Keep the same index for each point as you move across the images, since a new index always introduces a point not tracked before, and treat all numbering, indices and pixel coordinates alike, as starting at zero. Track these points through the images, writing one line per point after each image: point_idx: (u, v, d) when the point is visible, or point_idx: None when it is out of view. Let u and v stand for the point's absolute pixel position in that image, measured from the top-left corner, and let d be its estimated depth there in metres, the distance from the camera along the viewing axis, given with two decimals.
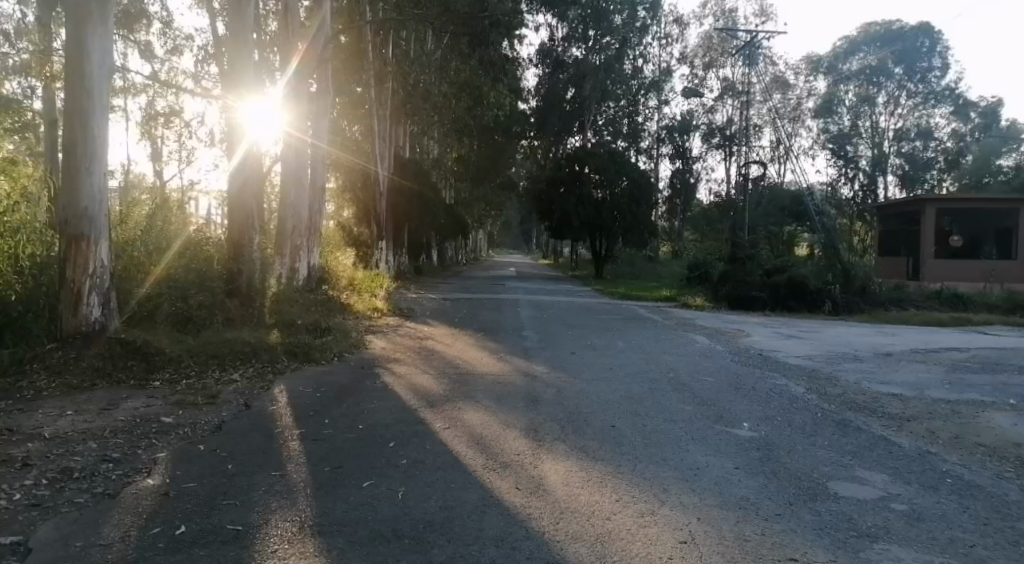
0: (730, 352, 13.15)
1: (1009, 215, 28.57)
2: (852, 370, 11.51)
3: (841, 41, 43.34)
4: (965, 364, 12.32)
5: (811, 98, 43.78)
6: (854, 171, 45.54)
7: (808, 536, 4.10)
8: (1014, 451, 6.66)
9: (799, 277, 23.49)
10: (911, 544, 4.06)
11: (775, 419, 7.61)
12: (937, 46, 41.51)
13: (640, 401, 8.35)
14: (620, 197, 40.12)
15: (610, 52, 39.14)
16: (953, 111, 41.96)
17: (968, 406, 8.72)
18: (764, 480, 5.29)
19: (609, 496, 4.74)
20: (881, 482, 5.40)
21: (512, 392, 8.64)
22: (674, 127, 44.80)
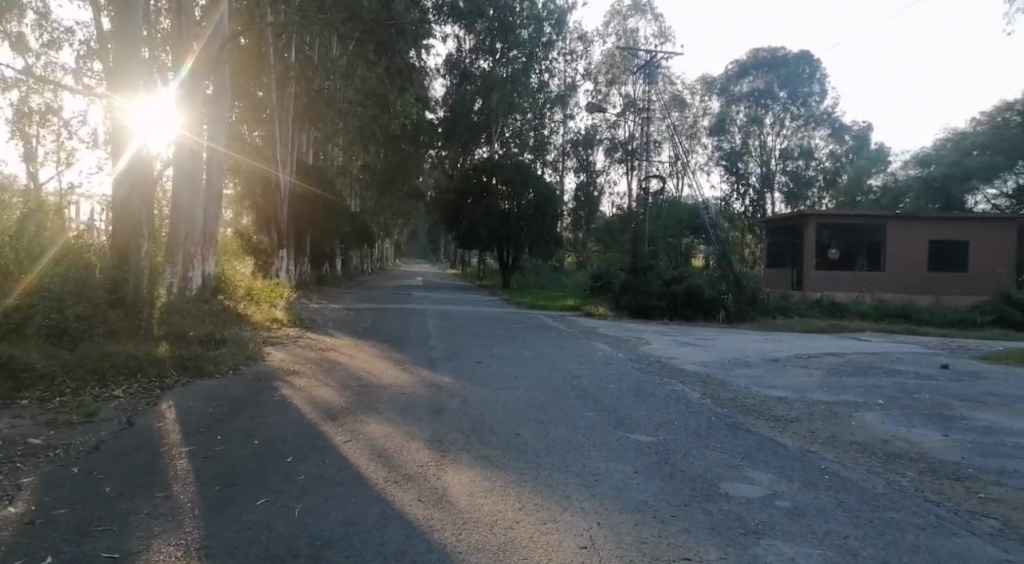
0: (629, 360, 13.58)
1: (880, 229, 30.81)
2: (742, 375, 12.14)
3: (733, 64, 45.69)
4: (842, 368, 13.26)
5: (706, 117, 45.99)
6: (744, 188, 47.63)
7: (700, 536, 4.27)
8: (882, 447, 7.21)
9: (695, 286, 24.59)
10: (794, 538, 4.30)
11: (672, 424, 7.88)
12: (817, 73, 44.85)
13: (544, 409, 8.44)
14: (527, 208, 40.69)
15: (516, 66, 39.35)
16: (831, 134, 45.54)
17: (844, 407, 9.38)
18: (660, 483, 5.47)
19: (512, 505, 4.76)
20: (766, 481, 5.70)
21: (416, 402, 8.56)
22: (578, 141, 46.01)
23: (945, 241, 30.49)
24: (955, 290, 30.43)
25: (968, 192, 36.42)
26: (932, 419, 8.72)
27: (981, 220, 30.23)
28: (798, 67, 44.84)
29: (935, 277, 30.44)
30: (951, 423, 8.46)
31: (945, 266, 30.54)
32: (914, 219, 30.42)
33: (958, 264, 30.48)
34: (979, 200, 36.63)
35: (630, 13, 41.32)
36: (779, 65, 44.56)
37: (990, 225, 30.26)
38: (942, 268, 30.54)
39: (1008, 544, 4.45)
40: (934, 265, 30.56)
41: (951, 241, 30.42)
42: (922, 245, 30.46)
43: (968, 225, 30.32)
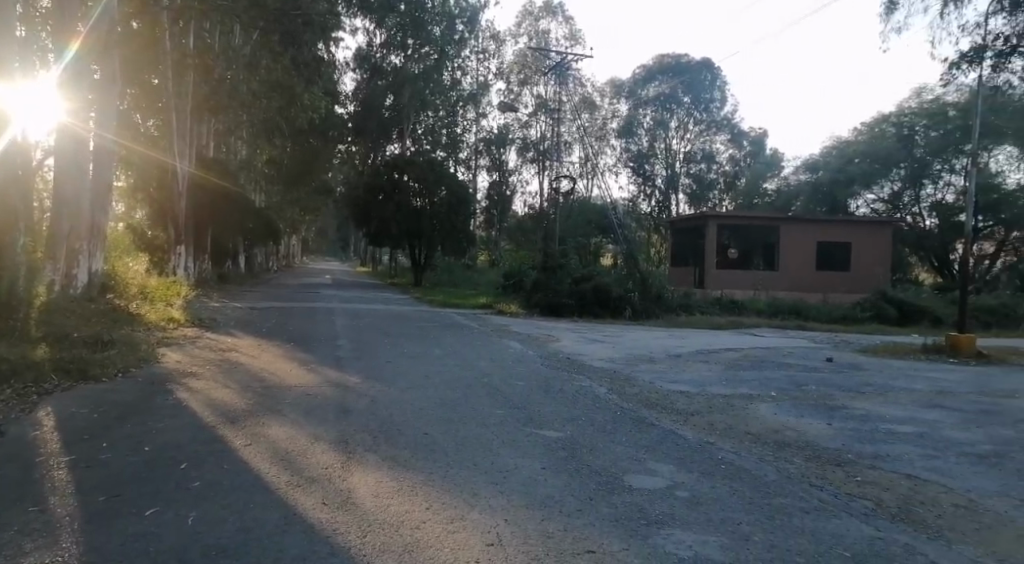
0: (539, 356, 13.73)
1: (774, 230, 32.55)
2: (646, 370, 12.51)
3: (640, 69, 47.11)
4: (739, 362, 13.92)
5: (615, 119, 47.09)
6: (651, 189, 48.94)
7: (604, 528, 4.36)
8: (774, 437, 7.62)
9: (603, 284, 25.26)
10: (692, 527, 4.46)
11: (579, 419, 8.04)
12: (718, 80, 46.96)
13: (454, 408, 8.41)
14: (439, 206, 40.53)
15: (428, 62, 39.15)
16: (731, 139, 47.77)
17: (740, 399, 9.86)
18: (569, 478, 5.55)
19: (419, 505, 4.71)
20: (668, 473, 5.90)
21: (322, 404, 8.32)
22: (491, 140, 46.02)
23: (832, 243, 32.54)
24: (841, 289, 32.55)
25: (851, 197, 38.89)
26: (817, 409, 9.29)
27: (863, 223, 32.47)
28: (700, 75, 46.67)
29: (823, 276, 32.45)
30: (834, 412, 9.04)
31: (832, 266, 32.59)
32: (804, 222, 32.31)
33: (844, 264, 32.60)
34: (860, 205, 39.29)
35: (542, 15, 41.82)
36: (683, 71, 46.26)
37: (871, 227, 32.55)
38: (830, 269, 32.58)
39: (882, 522, 4.79)
40: (823, 265, 32.57)
41: (838, 242, 32.50)
42: (812, 247, 32.40)
43: (853, 227, 32.51)
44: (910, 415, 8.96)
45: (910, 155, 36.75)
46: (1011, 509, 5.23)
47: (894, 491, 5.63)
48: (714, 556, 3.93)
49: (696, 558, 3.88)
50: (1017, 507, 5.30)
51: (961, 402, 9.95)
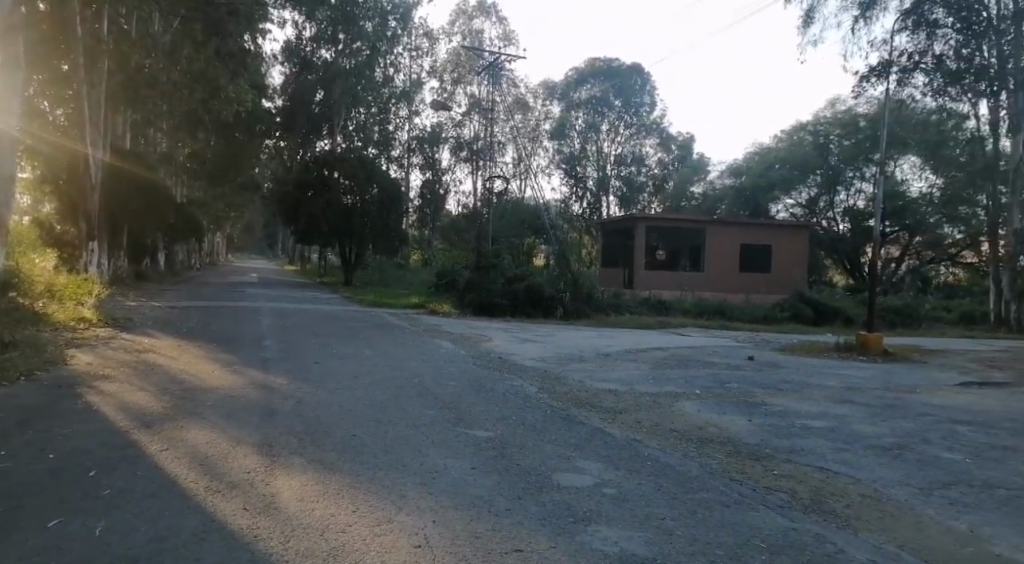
0: (471, 356, 13.71)
1: (699, 232, 33.48)
2: (576, 369, 12.65)
3: (572, 71, 47.71)
4: (666, 361, 14.26)
5: (547, 121, 47.58)
6: (582, 191, 49.47)
7: (533, 527, 4.38)
8: (697, 433, 7.85)
9: (535, 285, 25.49)
10: (619, 523, 4.54)
11: (509, 418, 8.06)
12: (647, 85, 47.97)
13: (385, 408, 8.31)
14: (370, 203, 39.84)
15: (360, 58, 38.43)
16: (659, 143, 48.79)
17: (666, 397, 10.11)
18: (498, 478, 5.55)
19: (346, 508, 4.62)
20: (596, 470, 5.99)
21: (245, 406, 8.05)
22: (424, 139, 45.52)
23: (754, 244, 33.77)
24: (762, 289, 33.79)
25: (772, 201, 40.23)
26: (738, 405, 9.62)
27: (782, 226, 33.86)
28: (630, 80, 47.62)
29: (746, 277, 33.64)
30: (753, 408, 9.39)
31: (754, 267, 33.81)
32: (728, 224, 33.43)
33: (765, 265, 33.87)
34: (780, 210, 40.74)
35: (475, 14, 41.76)
36: (615, 75, 47.28)
37: (788, 229, 33.96)
38: (752, 269, 33.80)
39: (795, 514, 5.01)
40: (745, 267, 33.77)
41: (758, 244, 33.73)
42: (735, 248, 33.54)
43: (773, 230, 33.85)
44: (823, 410, 9.38)
45: (826, 163, 38.58)
46: (912, 497, 5.56)
47: (807, 483, 5.88)
48: (640, 551, 4.01)
49: (622, 553, 3.95)
50: (918, 495, 5.63)
51: (869, 397, 10.50)
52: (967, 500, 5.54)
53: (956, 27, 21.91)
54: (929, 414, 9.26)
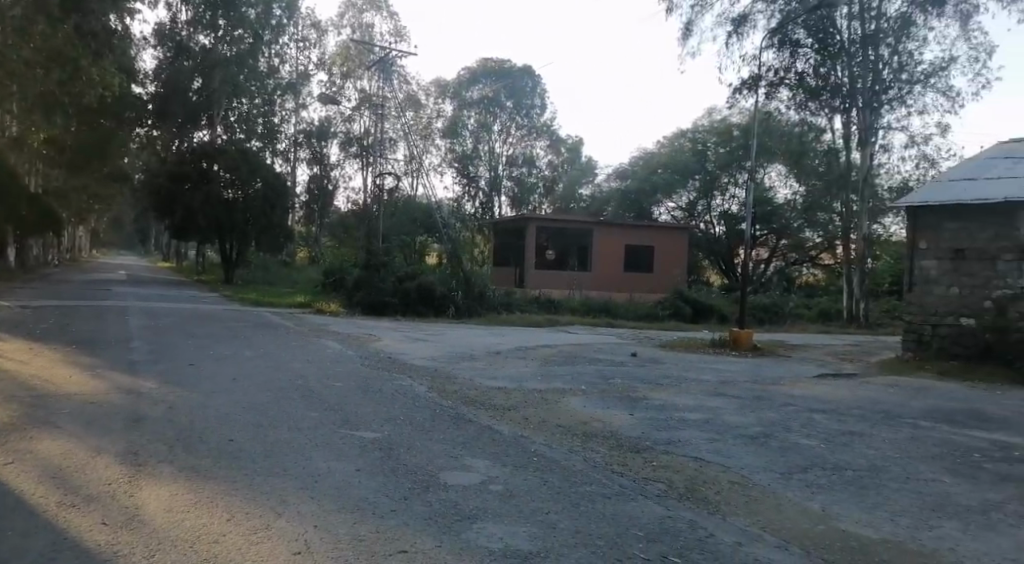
0: (359, 356, 13.43)
1: (587, 233, 34.44)
2: (465, 368, 12.67)
3: (465, 71, 47.81)
4: (553, 358, 14.55)
5: (439, 119, 47.50)
6: (475, 190, 49.52)
7: (417, 527, 4.34)
8: (582, 428, 8.07)
9: (427, 283, 25.28)
10: (503, 520, 4.58)
11: (397, 419, 7.95)
12: (539, 88, 48.72)
13: (266, 411, 7.98)
14: (253, 198, 38.05)
15: (243, 47, 37.24)
16: (550, 145, 49.68)
17: (553, 394, 10.31)
18: (382, 479, 5.45)
19: (219, 517, 4.38)
20: (483, 468, 6.02)
21: (109, 412, 7.49)
22: (311, 133, 44.02)
23: (637, 245, 35.11)
24: (646, 288, 35.14)
25: (654, 204, 41.91)
26: (621, 400, 9.98)
27: (663, 228, 35.40)
28: (521, 82, 48.18)
29: (631, 276, 34.91)
30: (634, 402, 9.77)
31: (638, 267, 35.15)
32: (614, 225, 34.60)
33: (648, 266, 35.28)
34: (662, 212, 42.47)
35: (365, 7, 40.90)
36: (506, 76, 47.73)
37: (669, 231, 35.55)
38: (636, 269, 35.13)
39: (671, 502, 5.25)
40: (630, 267, 35.03)
41: (642, 245, 35.10)
42: (620, 249, 34.76)
43: (655, 232, 35.33)
44: (698, 403, 9.90)
45: (704, 168, 40.67)
46: (774, 482, 5.96)
47: (682, 473, 6.19)
48: (524, 546, 4.06)
49: (506, 549, 3.99)
50: (780, 480, 6.05)
51: (738, 390, 11.19)
52: (821, 482, 6.02)
53: (814, 48, 25.62)
54: (790, 404, 9.99)
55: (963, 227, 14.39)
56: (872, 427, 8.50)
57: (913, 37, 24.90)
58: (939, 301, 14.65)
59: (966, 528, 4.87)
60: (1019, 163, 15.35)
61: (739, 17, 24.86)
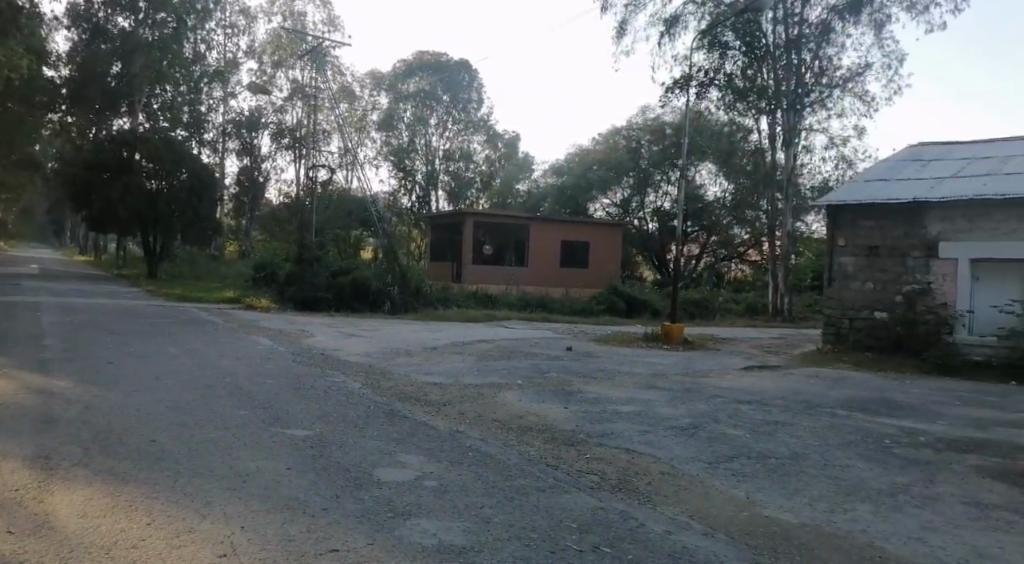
0: (291, 352, 13.12)
1: (524, 229, 34.55)
2: (401, 364, 12.54)
3: (400, 63, 47.30)
4: (490, 353, 14.57)
5: (374, 111, 46.73)
6: (411, 184, 48.97)
7: (350, 525, 4.28)
8: (519, 422, 8.11)
9: (361, 278, 24.91)
10: (436, 515, 4.56)
11: (329, 416, 7.80)
12: (475, 82, 48.58)
13: (191, 410, 7.69)
14: (179, 190, 36.54)
15: (166, 31, 35.72)
16: (487, 140, 49.64)
17: (489, 388, 10.34)
18: (314, 477, 5.35)
19: (138, 522, 4.21)
20: (417, 464, 5.98)
21: (18, 414, 7.08)
22: (240, 123, 42.52)
23: (574, 242, 35.42)
24: (582, 284, 35.51)
25: (590, 201, 42.49)
26: (556, 394, 10.09)
27: (599, 224, 35.84)
28: (458, 76, 47.95)
29: (567, 272, 35.20)
30: (569, 396, 9.89)
31: (574, 264, 35.47)
32: (551, 222, 34.79)
33: (584, 262, 35.65)
34: (597, 209, 43.06)
35: None
36: (442, 70, 47.42)
37: (604, 228, 36.00)
38: (572, 265, 35.44)
39: (604, 494, 5.34)
40: (566, 263, 35.33)
41: (578, 241, 35.44)
42: (557, 245, 35.00)
43: (591, 228, 35.71)
44: (631, 396, 10.11)
45: (637, 165, 41.37)
46: (702, 471, 6.15)
47: (616, 464, 6.31)
48: (458, 541, 4.06)
49: (440, 545, 3.97)
50: (708, 469, 6.24)
51: (669, 382, 11.46)
52: (746, 470, 6.24)
53: (741, 50, 26.42)
54: (718, 396, 10.33)
55: (877, 225, 15.15)
56: (794, 417, 8.88)
57: (833, 43, 26.01)
58: (856, 296, 15.36)
59: (877, 511, 5.15)
60: (926, 166, 16.28)
61: (670, 18, 25.49)
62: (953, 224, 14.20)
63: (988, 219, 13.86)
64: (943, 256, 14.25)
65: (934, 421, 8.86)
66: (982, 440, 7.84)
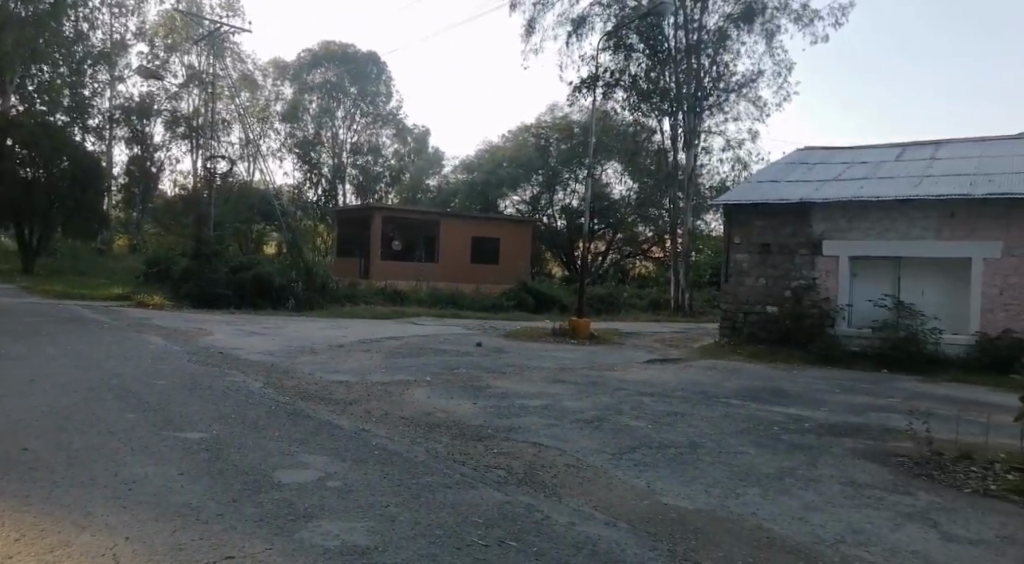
0: (187, 352, 12.50)
1: (433, 225, 34.28)
2: (306, 362, 12.20)
3: (305, 53, 46.07)
4: (398, 350, 14.39)
5: (278, 102, 45.24)
6: (317, 177, 47.67)
7: (245, 529, 4.12)
8: (426, 420, 8.04)
9: (263, 275, 24.07)
10: (339, 517, 4.46)
11: (227, 417, 7.49)
12: (383, 74, 47.79)
13: (71, 415, 7.19)
14: (58, 178, 34.12)
15: (41, 7, 33.06)
16: (396, 134, 48.87)
17: (398, 386, 10.20)
18: (208, 481, 5.12)
19: (9, 536, 3.90)
20: (320, 464, 5.83)
21: None
22: (130, 110, 39.79)
23: (484, 238, 35.45)
24: (494, 280, 35.63)
25: (500, 197, 42.88)
26: (464, 390, 10.07)
27: (509, 221, 36.07)
28: (365, 67, 47.00)
29: (476, 268, 35.19)
30: (477, 392, 9.92)
31: (483, 259, 35.51)
32: (461, 217, 34.66)
33: (495, 258, 35.79)
34: (508, 206, 43.39)
35: None
36: (349, 61, 46.41)
37: (514, 224, 36.24)
38: (483, 261, 35.52)
39: (511, 488, 5.38)
40: (475, 259, 35.32)
41: (488, 237, 35.50)
42: (466, 241, 34.92)
43: (501, 225, 35.85)
44: (539, 390, 10.24)
45: (546, 163, 41.88)
46: (606, 463, 6.30)
47: (521, 458, 6.38)
48: (360, 541, 3.99)
49: (342, 547, 3.89)
50: (611, 461, 6.40)
51: (576, 376, 11.68)
52: (647, 460, 6.45)
53: (645, 53, 27.55)
54: (622, 389, 10.60)
55: (768, 224, 15.98)
56: (693, 408, 9.26)
57: (729, 50, 27.25)
58: (749, 292, 16.16)
59: (766, 494, 5.44)
60: (812, 169, 17.33)
61: (578, 19, 25.98)
62: (835, 224, 15.23)
63: (865, 219, 14.95)
64: (827, 253, 15.27)
65: (817, 408, 9.46)
66: (858, 424, 8.44)
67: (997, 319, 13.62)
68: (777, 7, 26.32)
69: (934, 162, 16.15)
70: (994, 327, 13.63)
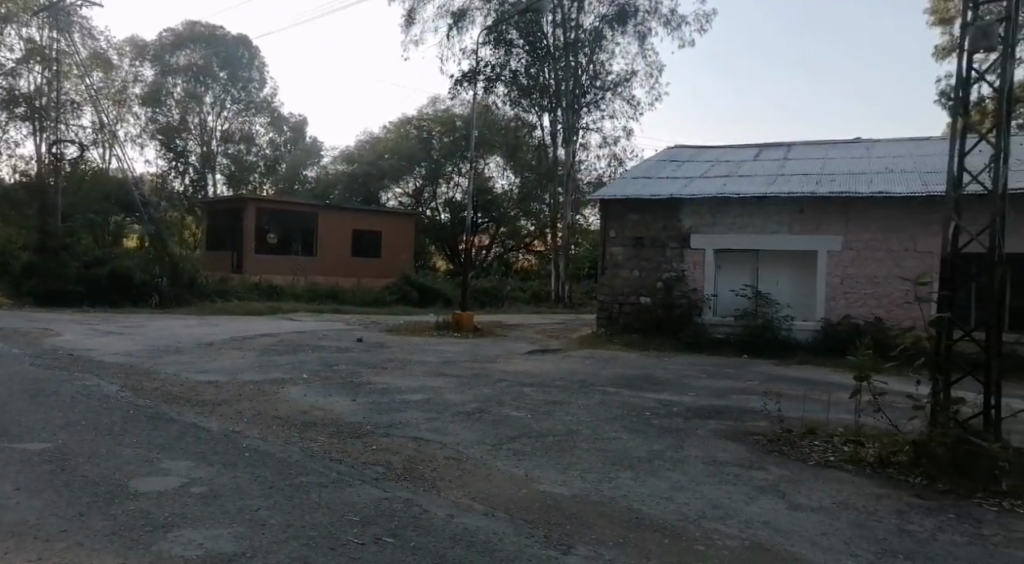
0: (30, 355, 11.37)
1: (310, 217, 33.09)
2: (169, 362, 11.43)
3: (167, 32, 43.00)
4: (273, 347, 13.81)
5: (137, 84, 41.81)
6: (184, 165, 44.70)
7: (96, 545, 3.81)
8: (300, 419, 7.75)
9: (122, 268, 22.50)
10: (203, 524, 4.23)
11: (78, 424, 6.89)
12: (255, 60, 45.47)
13: None
14: None
15: None
16: (270, 122, 46.95)
17: (271, 385, 9.76)
18: (50, 496, 4.68)
19: None
20: (184, 470, 5.49)
21: None
22: None
23: (363, 231, 34.67)
24: (373, 274, 35.07)
25: (382, 190, 42.14)
26: (343, 387, 9.76)
27: (390, 214, 35.40)
28: (233, 52, 44.64)
29: (356, 262, 34.42)
30: (356, 388, 9.68)
31: (363, 254, 34.78)
32: (340, 210, 33.67)
33: (375, 252, 35.14)
34: (389, 198, 42.58)
35: None
36: (216, 45, 44.02)
37: (396, 217, 35.65)
38: (362, 255, 34.77)
39: (388, 484, 5.31)
40: (355, 253, 34.51)
41: (367, 231, 34.76)
42: (346, 234, 34.02)
43: (382, 218, 35.16)
44: (419, 384, 10.18)
45: (428, 157, 41.50)
46: (484, 454, 6.36)
47: (401, 453, 6.32)
48: (227, 548, 3.80)
49: (206, 555, 3.69)
50: (490, 451, 6.46)
51: (457, 369, 11.68)
52: (524, 450, 6.56)
53: (524, 49, 27.96)
54: (502, 380, 10.72)
55: (640, 219, 16.63)
56: (570, 396, 9.54)
57: (604, 50, 28.07)
58: (623, 284, 16.80)
59: (636, 476, 5.68)
60: (681, 166, 18.24)
61: (458, 12, 25.96)
62: (701, 219, 16.12)
63: (727, 215, 15.92)
64: (694, 247, 16.14)
65: (684, 393, 10.01)
66: (720, 406, 8.99)
67: (840, 306, 14.97)
68: (648, 11, 27.44)
69: (788, 162, 17.45)
70: (837, 314, 14.98)
